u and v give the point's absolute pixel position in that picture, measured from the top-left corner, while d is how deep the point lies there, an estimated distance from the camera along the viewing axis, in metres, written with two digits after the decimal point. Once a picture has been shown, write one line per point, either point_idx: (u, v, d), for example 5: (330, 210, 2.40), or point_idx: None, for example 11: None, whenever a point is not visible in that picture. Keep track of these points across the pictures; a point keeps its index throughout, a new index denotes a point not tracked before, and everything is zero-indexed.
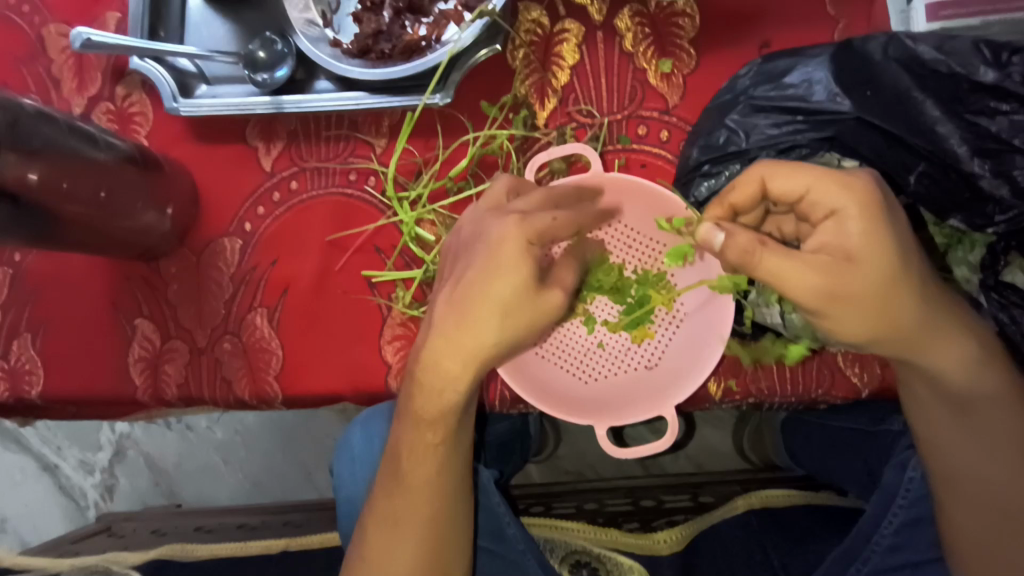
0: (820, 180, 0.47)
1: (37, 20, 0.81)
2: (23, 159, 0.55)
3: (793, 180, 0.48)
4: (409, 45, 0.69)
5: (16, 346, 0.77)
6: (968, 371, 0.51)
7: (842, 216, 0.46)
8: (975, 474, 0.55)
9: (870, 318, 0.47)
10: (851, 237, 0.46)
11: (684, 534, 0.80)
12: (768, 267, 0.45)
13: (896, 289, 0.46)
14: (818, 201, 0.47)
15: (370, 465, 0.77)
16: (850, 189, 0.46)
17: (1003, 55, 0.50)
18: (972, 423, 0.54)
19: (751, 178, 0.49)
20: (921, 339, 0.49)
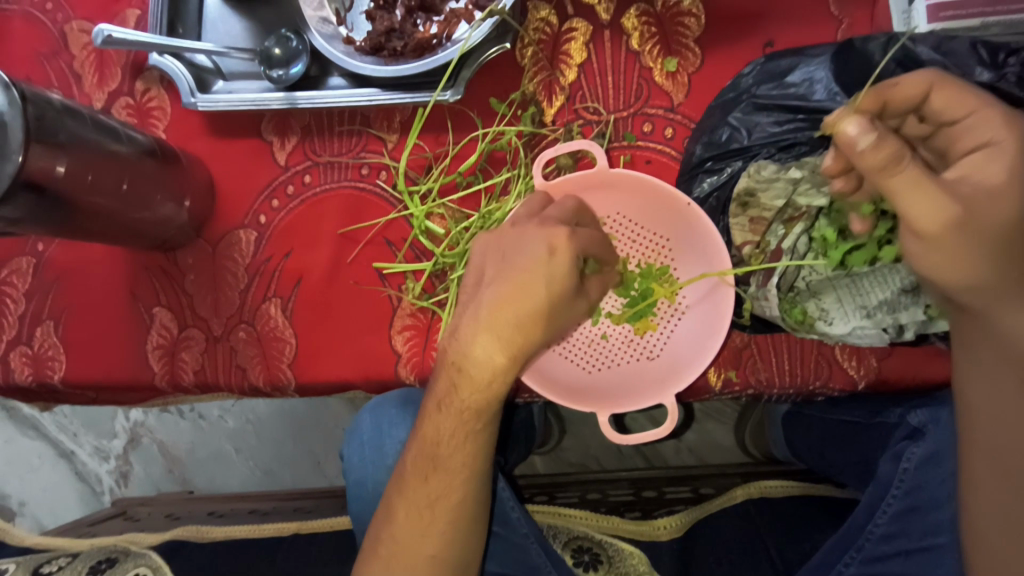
0: (985, 109, 0.46)
1: (60, 17, 0.84)
2: (51, 152, 0.57)
3: (961, 99, 0.47)
4: (421, 43, 0.71)
5: (39, 333, 0.80)
6: None
7: (995, 149, 0.45)
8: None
9: (986, 257, 0.43)
10: (997, 174, 0.44)
11: (684, 521, 0.82)
12: (900, 181, 0.41)
13: (1016, 236, 0.43)
14: (976, 128, 0.46)
15: (380, 450, 0.80)
16: (1011, 125, 0.45)
17: (1000, 55, 0.51)
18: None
19: (922, 80, 0.48)
20: (1009, 294, 0.44)
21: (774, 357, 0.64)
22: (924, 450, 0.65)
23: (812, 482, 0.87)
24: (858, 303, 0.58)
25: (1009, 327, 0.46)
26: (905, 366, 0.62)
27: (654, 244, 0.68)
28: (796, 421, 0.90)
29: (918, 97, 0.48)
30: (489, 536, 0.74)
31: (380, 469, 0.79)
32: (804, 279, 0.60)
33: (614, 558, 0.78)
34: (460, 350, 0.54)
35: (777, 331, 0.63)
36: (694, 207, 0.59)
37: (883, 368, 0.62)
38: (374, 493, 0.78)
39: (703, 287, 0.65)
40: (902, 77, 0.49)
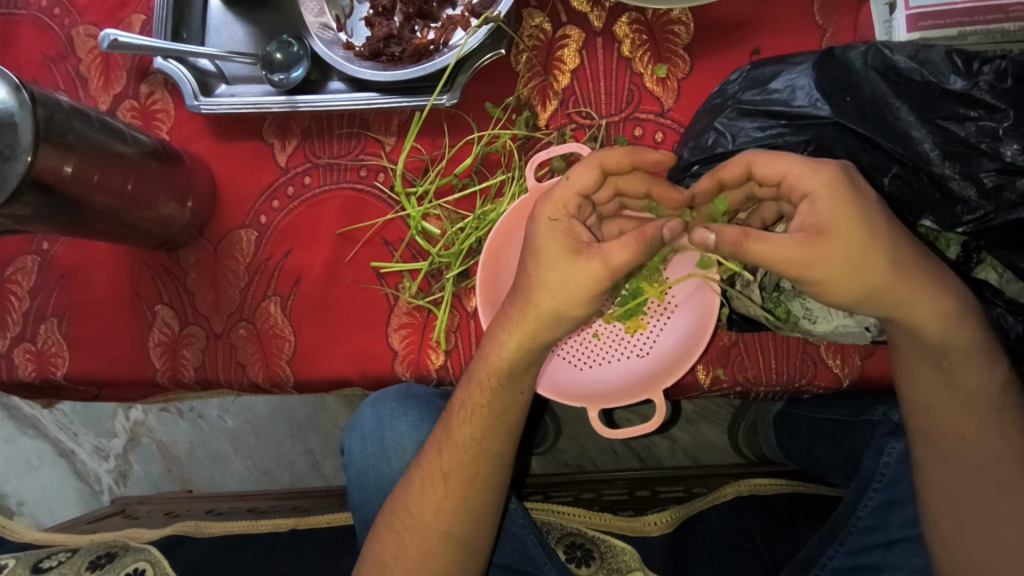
0: (792, 166, 0.50)
1: (67, 22, 0.86)
2: (60, 153, 0.59)
3: (773, 166, 0.51)
4: (419, 49, 0.73)
5: (43, 330, 0.82)
6: (942, 324, 0.53)
7: (815, 199, 0.49)
8: (951, 429, 0.57)
9: (849, 280, 0.49)
10: (822, 215, 0.48)
11: (674, 517, 0.84)
12: (755, 252, 0.48)
13: (869, 255, 0.48)
14: (795, 182, 0.50)
15: (377, 445, 0.81)
16: (817, 172, 0.49)
17: (974, 64, 0.53)
18: (952, 377, 0.56)
19: (737, 163, 0.53)
20: (898, 298, 0.51)
21: (760, 354, 0.66)
22: (904, 446, 0.67)
23: (802, 481, 0.89)
24: None
25: (917, 320, 0.52)
26: (887, 365, 0.64)
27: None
28: (786, 423, 0.91)
29: (744, 172, 0.53)
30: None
31: (378, 463, 0.81)
32: (789, 279, 0.62)
33: (606, 554, 0.80)
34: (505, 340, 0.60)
35: (763, 329, 0.65)
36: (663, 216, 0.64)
37: (866, 367, 0.64)
38: (372, 485, 0.80)
39: (696, 288, 0.67)
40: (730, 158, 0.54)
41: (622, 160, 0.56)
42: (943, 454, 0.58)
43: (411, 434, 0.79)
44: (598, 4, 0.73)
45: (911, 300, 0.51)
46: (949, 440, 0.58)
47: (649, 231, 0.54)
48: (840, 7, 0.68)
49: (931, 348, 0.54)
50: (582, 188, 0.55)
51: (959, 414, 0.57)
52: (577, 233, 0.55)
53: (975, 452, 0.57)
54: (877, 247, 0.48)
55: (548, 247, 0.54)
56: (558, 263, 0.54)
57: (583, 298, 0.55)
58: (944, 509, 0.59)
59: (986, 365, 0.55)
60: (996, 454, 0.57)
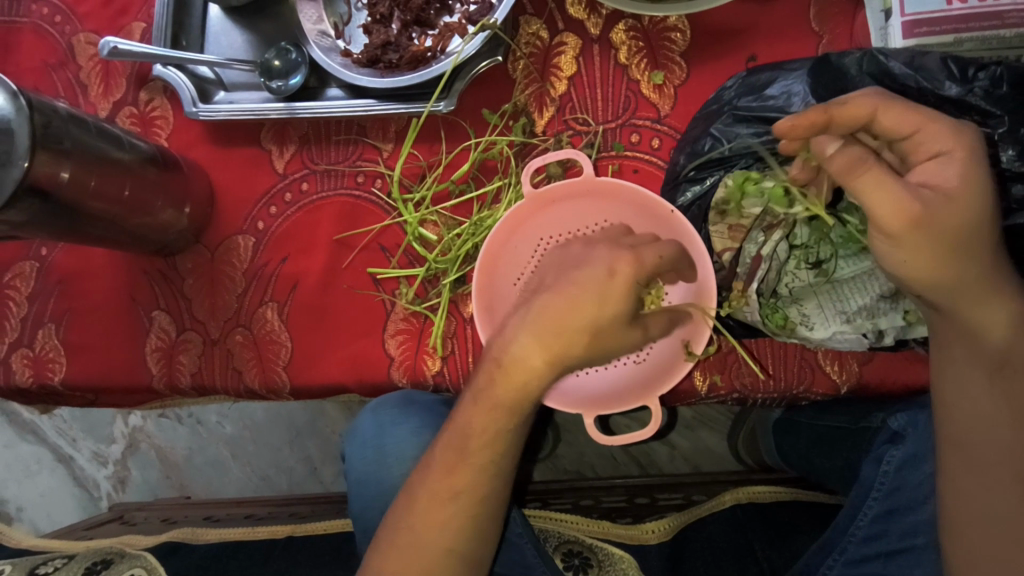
0: (931, 122, 0.49)
1: (68, 30, 0.86)
2: (56, 159, 0.59)
3: (907, 116, 0.49)
4: (416, 56, 0.73)
5: (41, 336, 0.82)
6: (1018, 330, 0.52)
7: (947, 159, 0.49)
8: (991, 438, 0.53)
9: (948, 254, 0.48)
10: (951, 179, 0.48)
11: (672, 525, 0.83)
12: (867, 183, 0.46)
13: (970, 236, 0.48)
14: (926, 142, 0.49)
15: (377, 452, 0.81)
16: (958, 136, 0.49)
17: (970, 71, 0.52)
18: (1008, 387, 0.53)
19: (866, 100, 0.49)
20: (976, 292, 0.50)
21: (758, 361, 0.66)
22: (904, 453, 0.67)
23: (801, 489, 0.88)
24: (838, 308, 0.60)
25: (982, 319, 0.52)
26: (886, 370, 0.64)
27: (600, 232, 0.71)
28: (786, 429, 0.90)
29: (867, 115, 0.50)
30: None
31: (377, 470, 0.81)
32: (786, 285, 0.62)
33: (604, 562, 0.79)
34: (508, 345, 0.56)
35: (760, 336, 0.65)
36: (692, 229, 0.62)
37: (864, 373, 0.64)
38: (371, 491, 0.79)
39: (688, 294, 0.66)
40: (848, 97, 0.50)
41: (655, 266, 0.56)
42: (977, 463, 0.54)
43: (408, 442, 0.78)
44: (594, 11, 0.73)
45: (982, 297, 0.51)
46: (992, 449, 0.53)
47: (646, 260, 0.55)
48: (835, 13, 0.68)
49: (990, 352, 0.53)
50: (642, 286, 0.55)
51: (1006, 423, 0.53)
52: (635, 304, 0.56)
53: (1019, 467, 0.53)
54: (982, 233, 0.49)
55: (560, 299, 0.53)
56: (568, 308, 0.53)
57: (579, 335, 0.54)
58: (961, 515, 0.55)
59: (1018, 376, 0.53)
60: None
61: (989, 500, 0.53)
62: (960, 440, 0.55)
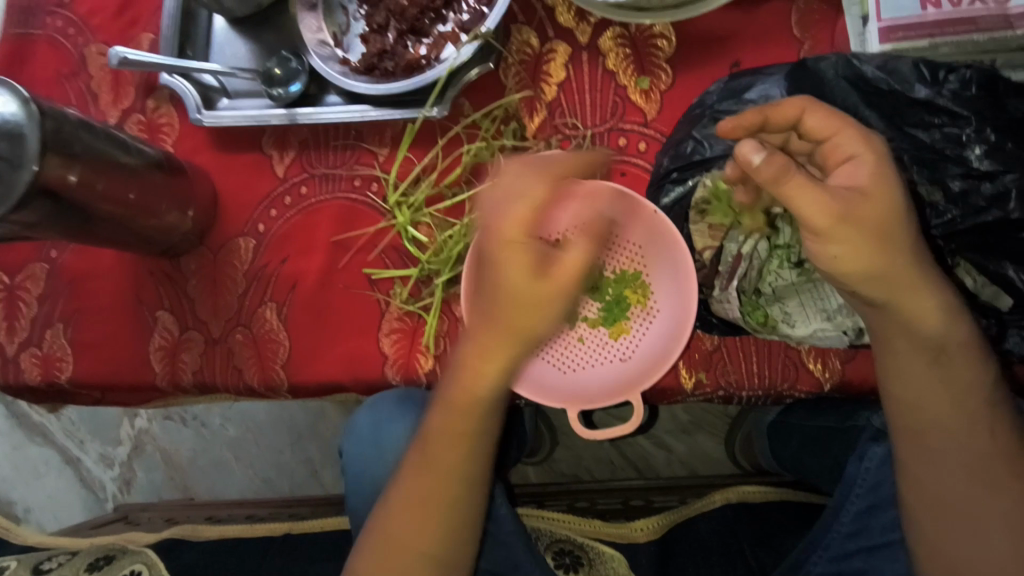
0: (846, 129, 0.52)
1: (80, 41, 0.90)
2: (65, 163, 0.62)
3: (826, 121, 0.52)
4: (411, 63, 0.76)
5: (49, 335, 0.85)
6: (946, 318, 0.54)
7: (859, 160, 0.51)
8: (944, 431, 0.57)
9: (875, 249, 0.50)
10: (865, 178, 0.50)
11: (661, 524, 0.85)
12: (796, 187, 0.47)
13: (892, 231, 0.50)
14: (842, 144, 0.52)
15: (377, 447, 0.83)
16: (867, 142, 0.51)
17: (940, 74, 0.54)
18: (948, 374, 0.55)
19: (795, 103, 0.53)
20: (907, 281, 0.51)
21: (742, 359, 0.67)
22: (886, 449, 0.66)
23: (791, 489, 0.89)
24: (819, 306, 0.62)
25: (914, 310, 0.53)
26: (867, 369, 0.65)
27: None
28: (778, 432, 0.91)
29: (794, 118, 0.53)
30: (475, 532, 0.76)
31: (377, 465, 0.83)
32: (770, 284, 0.64)
33: (595, 561, 0.80)
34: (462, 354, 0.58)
35: (744, 334, 0.66)
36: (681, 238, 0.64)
37: (847, 370, 0.65)
38: (371, 487, 0.82)
39: (675, 290, 0.68)
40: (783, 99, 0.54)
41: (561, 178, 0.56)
42: (931, 453, 0.57)
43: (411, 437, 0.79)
44: (584, 20, 0.75)
45: (913, 289, 0.52)
46: (938, 439, 0.57)
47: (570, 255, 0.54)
48: (817, 20, 0.70)
49: (930, 342, 0.54)
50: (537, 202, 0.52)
51: (952, 414, 0.56)
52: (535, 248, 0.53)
53: (966, 453, 0.56)
54: (902, 226, 0.50)
55: (511, 269, 0.52)
56: (520, 282, 0.52)
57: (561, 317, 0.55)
58: (919, 502, 0.59)
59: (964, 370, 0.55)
60: (984, 455, 0.56)
61: (948, 486, 0.57)
62: (917, 432, 0.57)
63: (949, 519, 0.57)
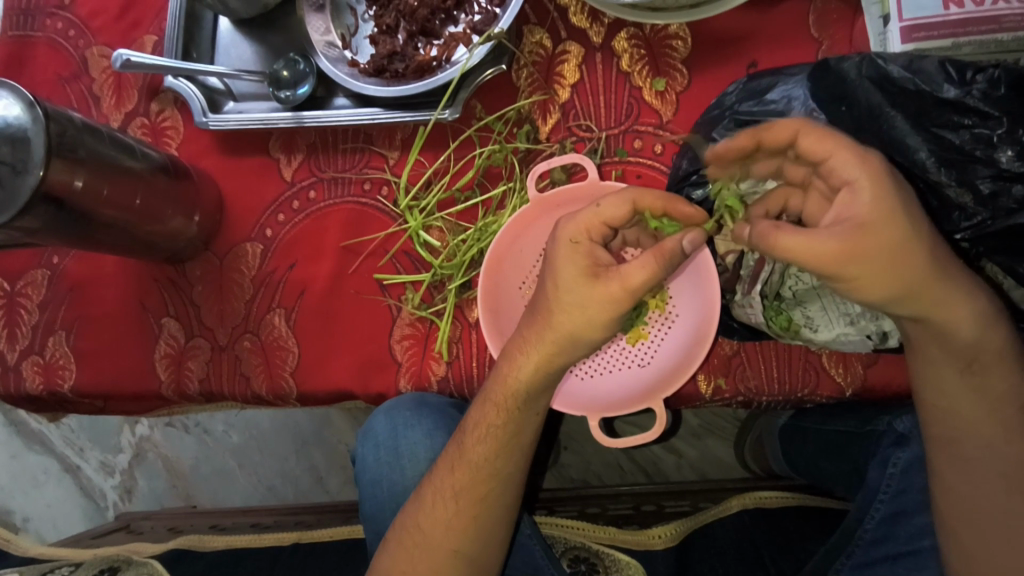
0: (839, 148, 0.48)
1: (81, 43, 0.88)
2: (70, 168, 0.60)
3: (819, 143, 0.49)
4: (421, 65, 0.75)
5: (51, 343, 0.83)
6: (980, 325, 0.53)
7: (855, 188, 0.47)
8: (979, 437, 0.56)
9: (891, 278, 0.48)
10: (864, 208, 0.47)
11: (677, 531, 0.83)
12: (789, 246, 0.46)
13: (914, 255, 0.48)
14: (838, 167, 0.48)
15: (395, 452, 0.80)
16: (865, 161, 0.47)
17: (968, 73, 0.53)
18: (981, 381, 0.55)
19: (787, 127, 0.51)
20: (936, 296, 0.50)
21: (762, 364, 0.66)
22: (909, 455, 0.67)
23: (808, 494, 0.88)
24: (842, 311, 0.60)
25: (948, 321, 0.52)
26: (890, 373, 0.63)
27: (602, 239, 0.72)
28: (792, 435, 0.90)
29: (792, 136, 0.51)
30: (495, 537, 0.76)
31: (392, 472, 0.81)
32: (790, 287, 0.62)
33: (611, 569, 0.79)
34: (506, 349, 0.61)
35: (765, 339, 0.65)
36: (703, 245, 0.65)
37: (868, 376, 0.64)
38: (387, 493, 0.80)
39: (694, 296, 0.67)
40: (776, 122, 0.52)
41: (657, 199, 0.55)
42: (966, 459, 0.57)
43: (429, 443, 0.77)
44: (597, 20, 0.74)
45: (947, 302, 0.51)
46: (972, 445, 0.56)
47: (668, 246, 0.53)
48: (835, 20, 0.69)
49: (964, 350, 0.54)
50: (607, 216, 0.56)
51: (984, 421, 0.56)
52: (597, 256, 0.55)
53: (999, 459, 0.56)
54: (921, 243, 0.48)
55: (566, 272, 0.55)
56: (578, 290, 0.54)
57: (600, 322, 0.55)
58: (949, 507, 0.58)
59: (997, 375, 0.55)
60: (1017, 461, 0.56)
61: (977, 492, 0.56)
62: (952, 439, 0.57)
63: (978, 526, 0.56)
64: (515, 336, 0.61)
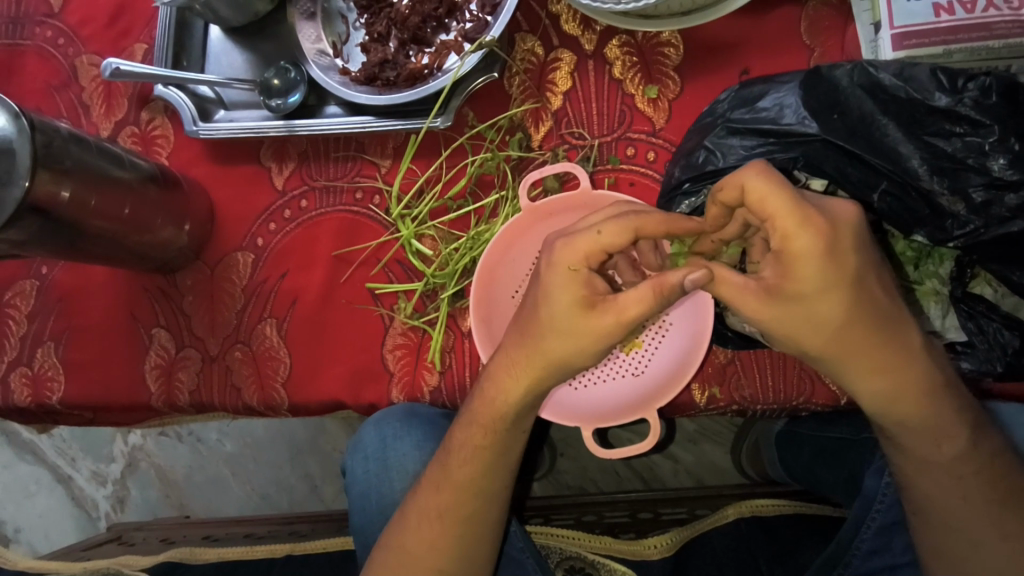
0: (780, 216, 0.46)
1: (71, 51, 0.88)
2: (57, 178, 0.59)
3: (764, 206, 0.46)
4: (413, 73, 0.74)
5: (40, 354, 0.82)
6: (904, 395, 0.54)
7: (781, 257, 0.48)
8: (918, 488, 0.58)
9: (799, 338, 0.51)
10: (790, 277, 0.49)
11: (673, 541, 0.82)
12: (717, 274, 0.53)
13: (830, 323, 0.50)
14: (776, 234, 0.47)
15: (383, 464, 0.80)
16: (802, 232, 0.46)
17: (959, 81, 0.53)
18: (915, 443, 0.57)
19: (733, 183, 0.47)
20: (860, 362, 0.52)
21: (757, 373, 0.65)
22: None
23: (805, 502, 0.87)
24: None
25: (868, 383, 0.54)
26: None
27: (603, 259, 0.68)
28: (788, 441, 0.90)
29: (739, 196, 0.47)
30: (501, 556, 0.74)
31: (380, 482, 0.80)
32: None
33: None
34: (488, 370, 0.62)
35: (759, 347, 0.65)
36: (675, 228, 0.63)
37: None
38: (377, 505, 0.79)
39: (689, 305, 0.67)
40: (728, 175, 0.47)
41: (657, 224, 0.53)
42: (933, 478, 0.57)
43: (416, 455, 0.77)
44: (588, 28, 0.74)
45: (872, 365, 0.53)
46: (915, 492, 0.59)
47: (669, 282, 0.51)
48: (826, 27, 0.69)
49: (889, 414, 0.56)
50: (608, 245, 0.53)
51: (925, 478, 0.57)
52: (593, 284, 0.54)
53: (945, 512, 0.57)
54: (840, 317, 0.50)
55: (559, 300, 0.54)
56: (574, 320, 0.54)
57: (584, 351, 0.56)
58: (929, 521, 0.58)
59: (946, 437, 0.55)
60: (964, 520, 0.57)
61: (970, 501, 0.56)
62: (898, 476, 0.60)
63: (972, 535, 0.56)
64: (499, 357, 0.62)
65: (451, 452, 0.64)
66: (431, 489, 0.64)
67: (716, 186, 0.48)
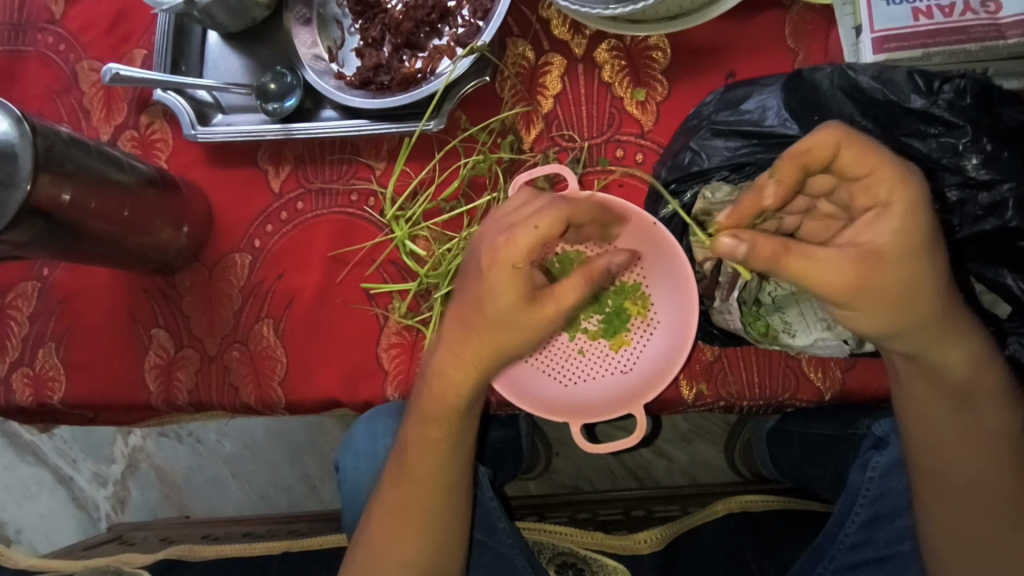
0: (883, 167, 0.48)
1: (71, 57, 0.89)
2: (58, 181, 0.61)
3: (860, 159, 0.48)
4: (406, 78, 0.76)
5: (41, 355, 0.83)
6: (970, 367, 0.54)
7: (885, 211, 0.49)
8: (964, 474, 0.57)
9: (894, 312, 0.50)
10: (886, 235, 0.49)
11: (662, 536, 0.84)
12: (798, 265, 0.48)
13: (921, 290, 0.49)
14: (874, 188, 0.49)
15: (374, 460, 0.81)
16: (902, 186, 0.48)
17: (935, 84, 0.55)
18: (972, 418, 0.56)
19: (828, 137, 0.48)
20: (938, 335, 0.52)
21: (743, 368, 0.67)
22: (889, 458, 0.67)
23: (792, 497, 0.89)
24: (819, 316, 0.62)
25: (945, 359, 0.54)
26: (869, 378, 0.64)
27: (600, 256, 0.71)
28: (778, 437, 0.90)
29: (831, 152, 0.48)
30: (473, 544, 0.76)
31: (372, 479, 0.81)
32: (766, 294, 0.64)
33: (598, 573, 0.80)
34: (433, 365, 0.62)
35: (744, 344, 0.66)
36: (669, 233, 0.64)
37: (846, 379, 0.64)
38: None
39: (674, 303, 0.68)
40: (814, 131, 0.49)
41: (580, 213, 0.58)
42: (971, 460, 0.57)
43: None
44: (578, 32, 0.75)
45: (947, 339, 0.53)
46: (958, 479, 0.58)
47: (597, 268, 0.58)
48: (810, 31, 0.71)
49: (953, 387, 0.55)
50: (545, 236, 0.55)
51: (978, 459, 0.57)
52: (531, 278, 0.57)
53: (985, 491, 0.57)
54: (925, 285, 0.49)
55: (503, 296, 0.55)
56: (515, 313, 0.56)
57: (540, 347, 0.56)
58: (949, 508, 0.58)
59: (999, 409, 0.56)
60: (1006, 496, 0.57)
61: (991, 478, 0.57)
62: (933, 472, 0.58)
63: (973, 530, 0.58)
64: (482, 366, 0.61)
65: (439, 451, 0.65)
66: (421, 488, 0.65)
67: (801, 142, 0.49)
